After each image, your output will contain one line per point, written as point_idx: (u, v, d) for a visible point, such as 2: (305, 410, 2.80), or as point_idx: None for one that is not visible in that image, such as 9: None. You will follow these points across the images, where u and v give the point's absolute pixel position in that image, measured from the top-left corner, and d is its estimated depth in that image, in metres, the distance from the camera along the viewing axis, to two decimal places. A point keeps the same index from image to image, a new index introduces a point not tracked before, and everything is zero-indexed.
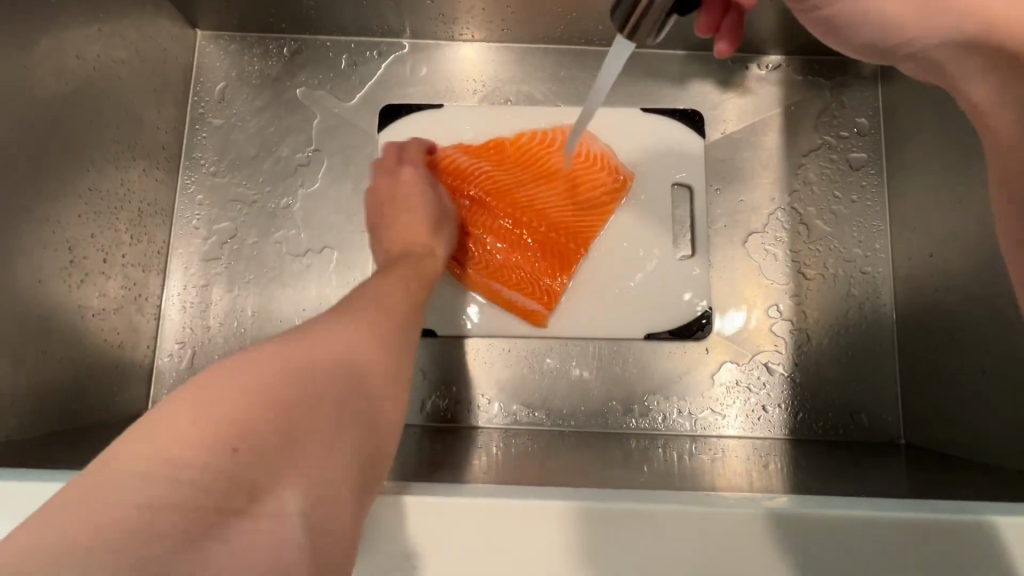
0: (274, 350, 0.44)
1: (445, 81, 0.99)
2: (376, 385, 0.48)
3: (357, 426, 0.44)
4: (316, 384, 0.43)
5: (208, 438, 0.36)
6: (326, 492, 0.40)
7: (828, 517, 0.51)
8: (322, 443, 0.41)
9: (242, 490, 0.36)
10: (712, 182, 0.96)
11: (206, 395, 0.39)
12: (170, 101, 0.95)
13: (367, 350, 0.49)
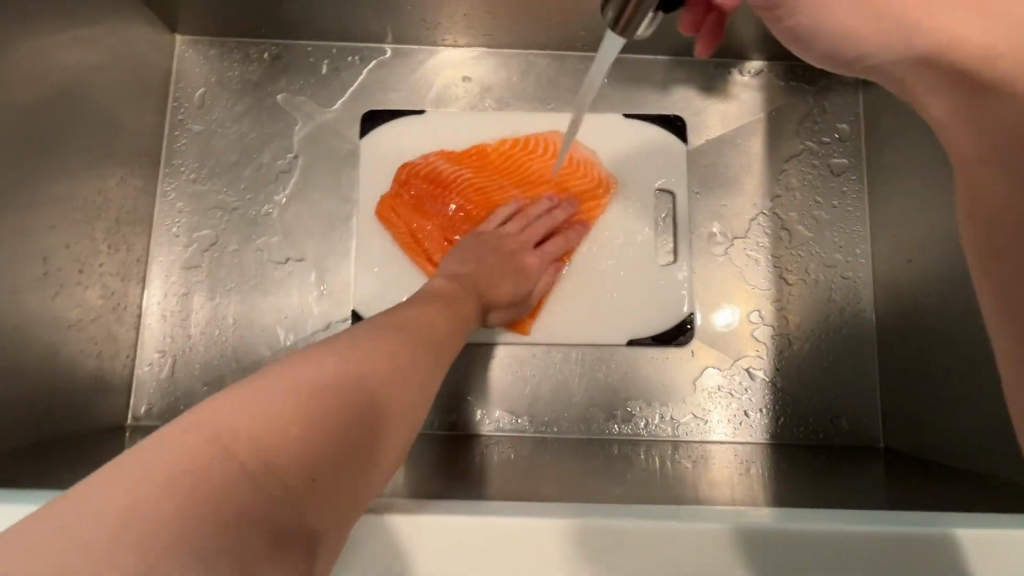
0: (340, 371, 0.47)
1: (427, 87, 0.99)
2: (408, 422, 0.52)
3: (387, 463, 0.49)
4: (364, 423, 0.46)
5: (285, 459, 0.40)
6: (343, 520, 0.44)
7: (806, 529, 0.51)
8: (360, 480, 0.45)
9: (294, 515, 0.40)
10: (694, 187, 0.96)
11: (287, 410, 0.42)
12: (149, 107, 0.94)
13: (410, 386, 0.53)
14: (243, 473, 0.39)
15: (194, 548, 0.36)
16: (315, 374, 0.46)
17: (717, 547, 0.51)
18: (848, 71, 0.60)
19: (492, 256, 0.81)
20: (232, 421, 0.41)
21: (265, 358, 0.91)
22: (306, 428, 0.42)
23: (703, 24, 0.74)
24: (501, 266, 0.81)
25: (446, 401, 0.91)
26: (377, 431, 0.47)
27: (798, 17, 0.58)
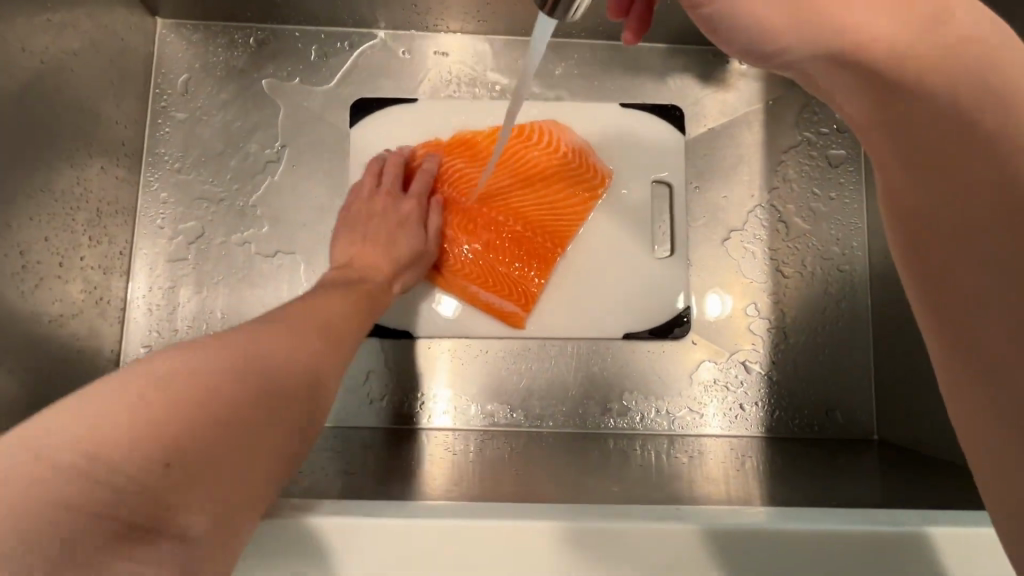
0: (202, 361, 0.45)
1: (419, 74, 0.96)
2: (296, 407, 0.51)
3: (274, 452, 0.47)
4: (250, 404, 0.46)
5: (143, 452, 0.39)
6: (230, 505, 0.43)
7: (795, 530, 0.53)
8: (239, 472, 0.44)
9: (160, 512, 0.39)
10: (692, 179, 0.95)
11: (144, 402, 0.40)
12: (130, 94, 0.90)
13: (290, 373, 0.52)
14: (96, 469, 0.37)
15: (43, 540, 0.35)
16: (171, 365, 0.44)
17: (718, 546, 0.52)
18: (767, 66, 0.53)
19: (386, 226, 0.81)
20: (89, 412, 0.39)
21: None
22: (165, 417, 0.40)
23: (630, 10, 0.73)
24: (396, 235, 0.81)
25: (400, 394, 0.91)
26: (257, 416, 0.46)
27: (713, 8, 0.51)
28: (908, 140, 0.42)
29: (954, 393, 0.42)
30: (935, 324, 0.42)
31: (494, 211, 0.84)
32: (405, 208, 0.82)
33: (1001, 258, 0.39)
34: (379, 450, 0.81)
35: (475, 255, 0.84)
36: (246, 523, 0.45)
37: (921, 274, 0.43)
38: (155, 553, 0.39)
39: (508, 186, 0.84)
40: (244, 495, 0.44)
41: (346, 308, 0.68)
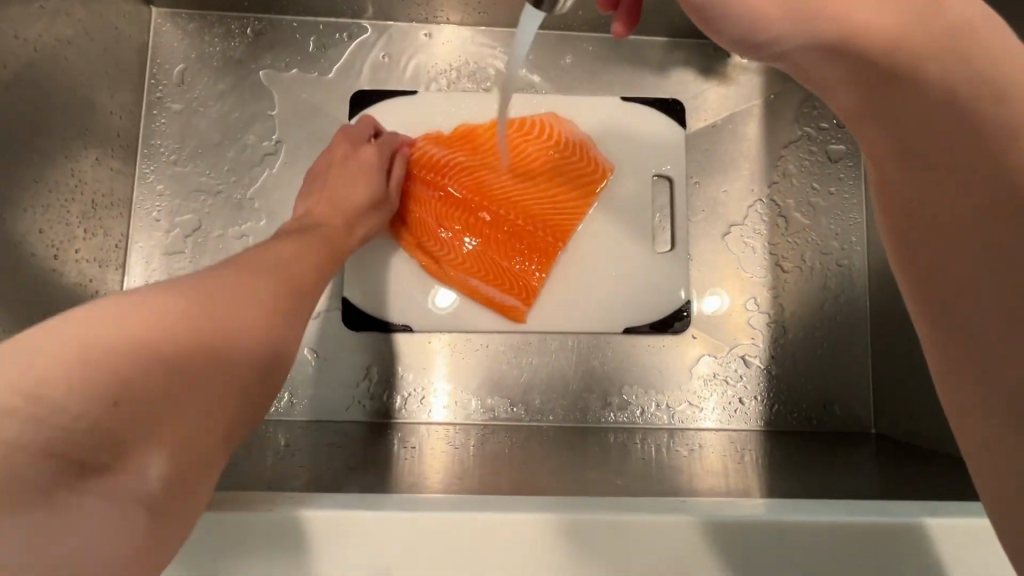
0: (144, 312, 0.46)
1: (419, 66, 0.95)
2: (241, 363, 0.51)
3: (218, 404, 0.48)
4: (202, 349, 0.47)
5: (92, 390, 0.41)
6: (185, 447, 0.45)
7: (798, 522, 0.53)
8: (184, 420, 0.45)
9: (107, 453, 0.41)
10: (693, 173, 0.95)
11: (83, 352, 0.42)
12: (125, 84, 0.89)
13: (238, 325, 0.51)
14: (42, 409, 0.39)
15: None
16: (113, 315, 0.45)
17: (726, 539, 0.52)
18: (754, 55, 0.52)
19: (348, 179, 0.80)
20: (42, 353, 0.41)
21: None
22: (102, 365, 0.42)
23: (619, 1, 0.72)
24: (355, 185, 0.80)
25: (384, 389, 0.91)
26: (199, 369, 0.47)
27: None
28: (899, 136, 0.42)
29: (953, 391, 0.41)
30: (932, 321, 0.42)
31: (496, 204, 0.83)
32: (370, 164, 0.82)
33: (990, 256, 0.39)
34: (380, 444, 0.81)
35: (476, 249, 0.83)
36: (204, 469, 0.47)
37: (915, 270, 0.43)
38: (106, 489, 0.41)
39: (509, 180, 0.84)
40: (193, 442, 0.46)
41: (304, 258, 0.66)
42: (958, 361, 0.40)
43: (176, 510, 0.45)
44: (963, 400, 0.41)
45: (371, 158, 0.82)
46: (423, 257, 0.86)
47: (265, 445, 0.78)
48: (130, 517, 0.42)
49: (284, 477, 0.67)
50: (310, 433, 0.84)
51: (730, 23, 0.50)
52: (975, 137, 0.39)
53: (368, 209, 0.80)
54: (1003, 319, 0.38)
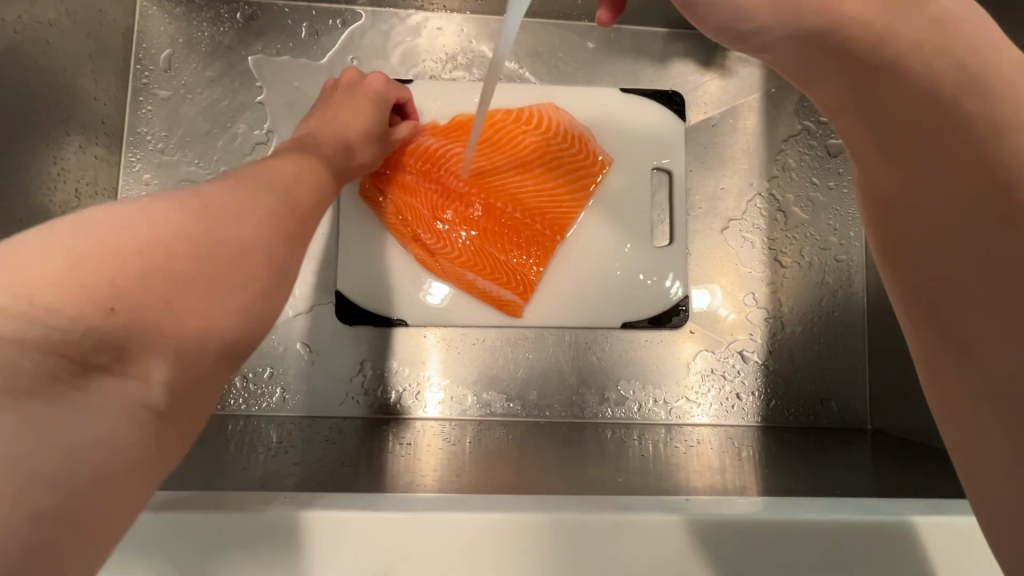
0: (145, 206, 0.38)
1: (414, 55, 0.93)
2: (257, 270, 0.42)
3: (233, 312, 0.40)
4: (223, 251, 0.40)
5: (88, 286, 0.34)
6: (198, 357, 0.38)
7: (797, 522, 0.52)
8: (192, 329, 0.38)
9: (110, 357, 0.35)
10: (692, 167, 0.94)
11: (78, 238, 0.35)
12: (110, 69, 0.86)
13: (252, 227, 0.43)
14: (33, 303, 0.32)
15: None
16: (111, 209, 0.38)
17: (730, 536, 0.51)
18: (741, 47, 0.49)
19: (358, 109, 0.76)
20: (43, 245, 0.34)
21: None
22: (99, 258, 0.35)
23: None
24: (365, 113, 0.76)
25: (380, 384, 0.89)
26: (211, 269, 0.39)
27: None
28: (884, 132, 0.41)
29: (936, 386, 0.42)
30: (912, 318, 0.42)
31: (493, 197, 0.82)
32: (379, 99, 0.79)
33: (966, 256, 0.38)
34: (374, 440, 0.80)
35: (472, 241, 0.82)
36: (216, 381, 0.41)
37: (897, 266, 0.42)
38: (105, 391, 0.35)
39: (507, 172, 0.82)
40: (204, 354, 0.39)
41: (316, 171, 0.59)
42: (948, 367, 0.40)
43: (185, 421, 0.39)
44: (943, 395, 0.41)
45: (383, 94, 0.80)
46: (418, 249, 0.84)
47: (256, 441, 0.77)
48: (137, 427, 0.36)
49: (276, 473, 0.66)
50: (302, 429, 0.83)
51: (715, 13, 0.46)
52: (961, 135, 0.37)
53: (372, 138, 0.76)
54: (978, 319, 0.38)
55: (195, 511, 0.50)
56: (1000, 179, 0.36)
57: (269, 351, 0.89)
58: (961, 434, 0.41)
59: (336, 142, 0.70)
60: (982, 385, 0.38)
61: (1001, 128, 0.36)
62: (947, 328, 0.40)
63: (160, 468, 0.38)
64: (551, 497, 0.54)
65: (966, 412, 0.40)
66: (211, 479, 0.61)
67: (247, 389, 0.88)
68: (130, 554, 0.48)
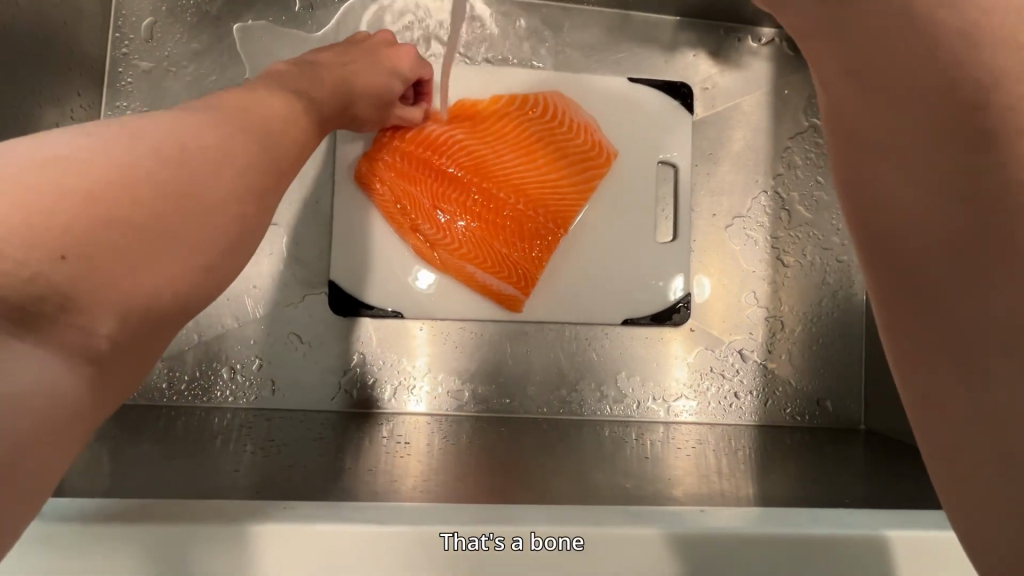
0: (107, 148, 0.37)
1: (414, 34, 0.89)
2: (217, 229, 0.42)
3: (187, 268, 0.40)
4: (184, 207, 0.39)
5: (39, 232, 0.32)
6: (148, 314, 0.38)
7: (803, 535, 0.51)
8: (147, 282, 0.37)
9: (55, 307, 0.33)
10: (698, 162, 0.92)
11: (33, 173, 0.33)
12: (87, 37, 0.81)
13: (218, 179, 0.42)
14: None
15: None
16: (67, 146, 0.36)
17: (740, 547, 0.50)
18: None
19: (378, 74, 0.73)
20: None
21: (232, 330, 0.86)
22: (47, 200, 0.33)
23: None
24: (381, 79, 0.73)
25: (374, 377, 0.87)
26: (170, 222, 0.38)
27: None
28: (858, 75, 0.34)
29: (908, 370, 0.37)
30: (887, 293, 0.37)
31: (496, 186, 0.79)
32: (402, 70, 0.76)
33: (948, 222, 0.33)
34: (367, 437, 0.77)
35: (471, 232, 0.79)
36: (160, 336, 0.40)
37: (870, 231, 0.38)
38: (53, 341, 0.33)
39: (510, 161, 0.79)
40: (155, 309, 0.38)
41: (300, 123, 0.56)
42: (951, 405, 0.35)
43: (124, 373, 0.39)
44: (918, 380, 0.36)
45: (406, 70, 0.77)
46: (416, 240, 0.81)
47: (245, 437, 0.74)
48: (73, 376, 0.35)
49: (270, 475, 0.62)
50: (293, 423, 0.80)
51: None
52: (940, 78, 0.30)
53: (374, 104, 0.73)
54: (960, 288, 0.33)
55: (183, 521, 0.47)
56: (987, 133, 0.30)
57: (258, 341, 0.86)
58: (935, 424, 0.36)
59: (334, 96, 0.66)
60: (963, 364, 0.34)
61: (994, 72, 0.29)
62: (927, 304, 0.35)
63: (94, 415, 0.38)
64: (553, 508, 0.52)
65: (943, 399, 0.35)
66: (198, 480, 0.58)
67: (235, 381, 0.85)
68: (116, 565, 0.46)
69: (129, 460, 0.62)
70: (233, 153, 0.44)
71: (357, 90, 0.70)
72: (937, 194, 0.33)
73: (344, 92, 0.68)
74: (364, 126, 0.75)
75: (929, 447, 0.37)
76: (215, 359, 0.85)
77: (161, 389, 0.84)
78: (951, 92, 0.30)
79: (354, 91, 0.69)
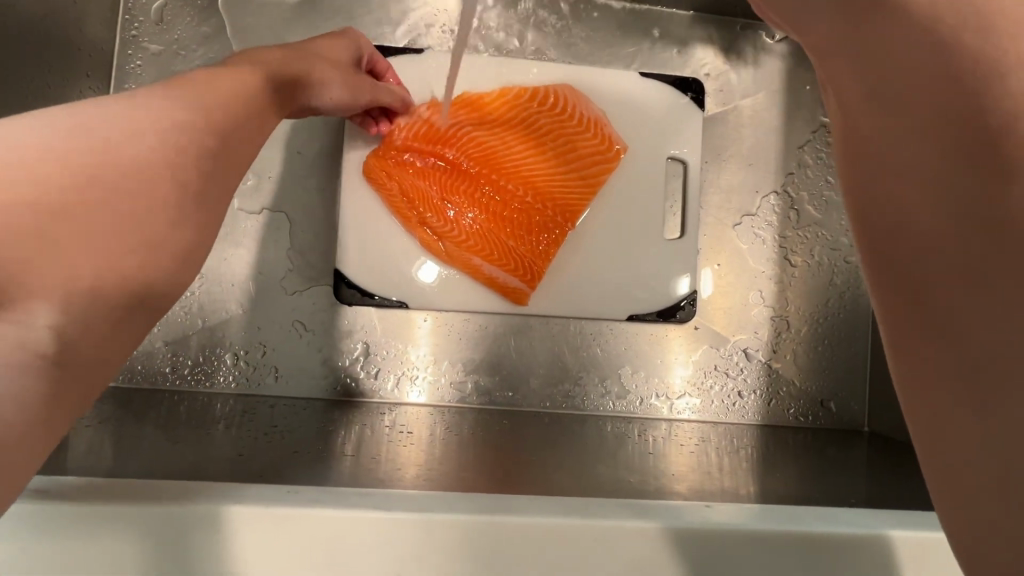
0: (26, 141, 0.39)
1: (427, 24, 0.89)
2: (151, 212, 0.43)
3: (120, 248, 0.41)
4: (106, 194, 0.41)
5: None
6: (92, 301, 0.40)
7: (809, 534, 0.51)
8: (77, 266, 0.39)
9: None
10: (708, 159, 0.92)
11: None
12: (97, 17, 0.80)
13: (137, 153, 0.43)
14: None
15: None
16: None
17: (747, 543, 0.50)
18: None
19: (333, 47, 0.70)
20: None
21: (236, 316, 0.85)
22: None
23: None
24: (340, 51, 0.70)
25: (376, 367, 0.86)
26: (92, 206, 0.40)
27: None
28: (874, 88, 0.35)
29: (907, 389, 0.37)
30: (888, 314, 0.38)
31: (504, 178, 0.79)
32: (357, 44, 0.73)
33: (957, 242, 0.33)
34: (368, 427, 0.77)
35: (478, 224, 0.79)
36: (119, 323, 0.42)
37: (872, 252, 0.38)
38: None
39: (518, 153, 0.79)
40: (97, 293, 0.40)
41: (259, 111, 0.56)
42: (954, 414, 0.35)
43: (82, 368, 0.41)
44: (916, 399, 0.37)
45: (359, 42, 0.73)
46: (423, 233, 0.80)
47: (245, 422, 0.74)
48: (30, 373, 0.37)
49: (272, 462, 0.62)
50: (295, 410, 0.80)
51: None
52: (958, 91, 0.32)
53: (331, 69, 0.68)
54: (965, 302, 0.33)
55: (182, 503, 0.47)
56: (1002, 152, 0.31)
57: (263, 328, 0.86)
58: (930, 441, 0.37)
59: (284, 63, 0.62)
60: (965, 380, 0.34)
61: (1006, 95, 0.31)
62: (930, 324, 0.35)
63: (65, 404, 0.40)
64: (550, 498, 0.52)
65: (941, 415, 0.36)
66: (197, 465, 0.58)
67: (239, 368, 0.85)
68: (110, 548, 0.45)
69: (130, 443, 0.62)
70: (161, 123, 0.45)
71: (308, 56, 0.66)
72: (941, 209, 0.34)
73: (293, 59, 0.64)
74: (329, 96, 0.68)
75: (925, 463, 0.38)
76: (218, 344, 0.85)
77: (165, 373, 0.84)
78: (969, 105, 0.32)
79: (309, 58, 0.66)
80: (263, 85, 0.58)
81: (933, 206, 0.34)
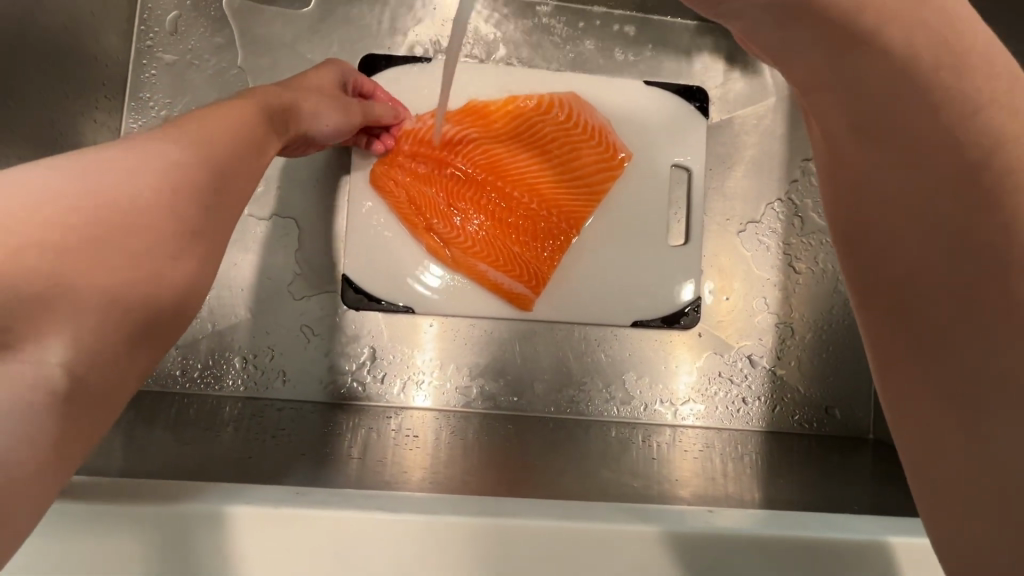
0: (48, 179, 0.41)
1: (434, 33, 0.90)
2: (157, 245, 0.44)
3: (123, 281, 0.42)
4: (117, 231, 0.42)
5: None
6: (99, 331, 0.41)
7: (811, 540, 0.51)
8: (83, 298, 0.41)
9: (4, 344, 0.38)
10: (712, 164, 0.92)
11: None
12: (114, 28, 0.82)
13: (142, 190, 0.44)
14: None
15: None
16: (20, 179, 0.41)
17: (749, 548, 0.50)
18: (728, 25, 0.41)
19: (322, 77, 0.72)
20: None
21: (245, 321, 0.87)
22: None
23: None
24: (329, 80, 0.73)
25: (383, 371, 0.87)
26: (102, 243, 0.42)
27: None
28: (867, 117, 0.38)
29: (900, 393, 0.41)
30: (877, 325, 0.42)
31: (510, 185, 0.80)
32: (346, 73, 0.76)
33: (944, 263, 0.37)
34: (374, 431, 0.78)
35: (484, 230, 0.80)
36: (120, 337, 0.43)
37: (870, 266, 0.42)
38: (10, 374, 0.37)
39: (524, 161, 0.80)
40: (104, 318, 0.42)
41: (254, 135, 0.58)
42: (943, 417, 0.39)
43: (92, 402, 0.42)
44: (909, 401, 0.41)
45: (349, 72, 0.76)
46: (430, 239, 0.81)
47: (253, 426, 0.75)
48: (36, 410, 0.38)
49: (279, 463, 0.63)
50: (302, 414, 0.81)
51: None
52: (943, 129, 0.34)
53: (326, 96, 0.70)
54: (951, 320, 0.37)
55: (190, 503, 0.48)
56: (988, 185, 0.34)
57: (271, 333, 0.87)
58: (920, 438, 0.41)
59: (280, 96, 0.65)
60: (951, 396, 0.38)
61: (991, 135, 0.34)
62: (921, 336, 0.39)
63: (84, 433, 0.42)
64: (551, 502, 0.53)
65: (927, 415, 0.40)
66: (208, 468, 0.59)
67: (248, 372, 0.86)
68: (112, 548, 0.46)
69: (140, 443, 0.64)
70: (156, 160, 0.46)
71: (301, 89, 0.69)
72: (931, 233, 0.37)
73: (289, 92, 0.67)
74: (326, 123, 0.71)
75: (914, 459, 0.42)
76: (227, 348, 0.86)
77: (175, 377, 0.85)
78: (952, 140, 0.34)
79: (303, 91, 0.69)
80: (265, 117, 0.61)
81: (919, 232, 0.38)
